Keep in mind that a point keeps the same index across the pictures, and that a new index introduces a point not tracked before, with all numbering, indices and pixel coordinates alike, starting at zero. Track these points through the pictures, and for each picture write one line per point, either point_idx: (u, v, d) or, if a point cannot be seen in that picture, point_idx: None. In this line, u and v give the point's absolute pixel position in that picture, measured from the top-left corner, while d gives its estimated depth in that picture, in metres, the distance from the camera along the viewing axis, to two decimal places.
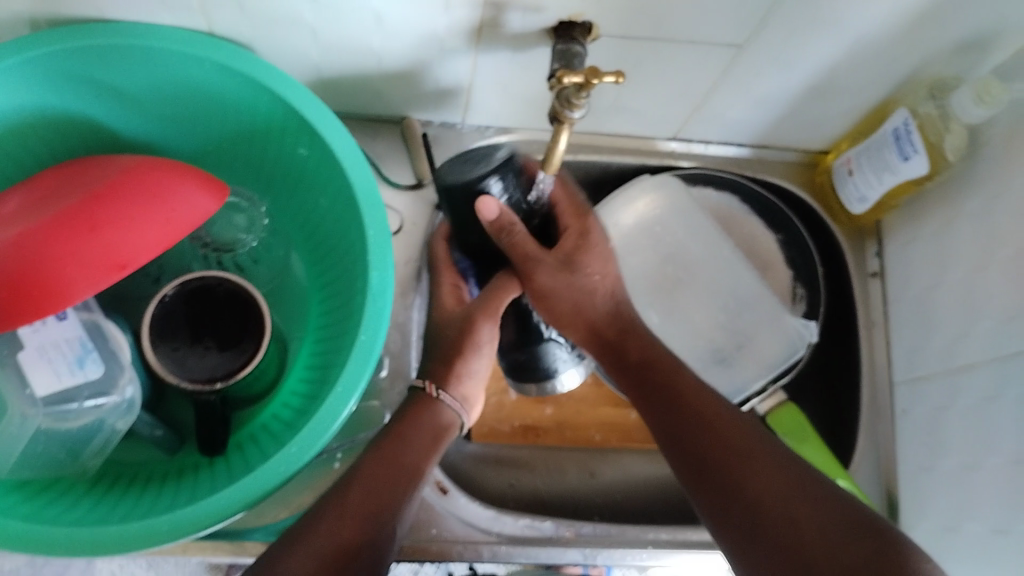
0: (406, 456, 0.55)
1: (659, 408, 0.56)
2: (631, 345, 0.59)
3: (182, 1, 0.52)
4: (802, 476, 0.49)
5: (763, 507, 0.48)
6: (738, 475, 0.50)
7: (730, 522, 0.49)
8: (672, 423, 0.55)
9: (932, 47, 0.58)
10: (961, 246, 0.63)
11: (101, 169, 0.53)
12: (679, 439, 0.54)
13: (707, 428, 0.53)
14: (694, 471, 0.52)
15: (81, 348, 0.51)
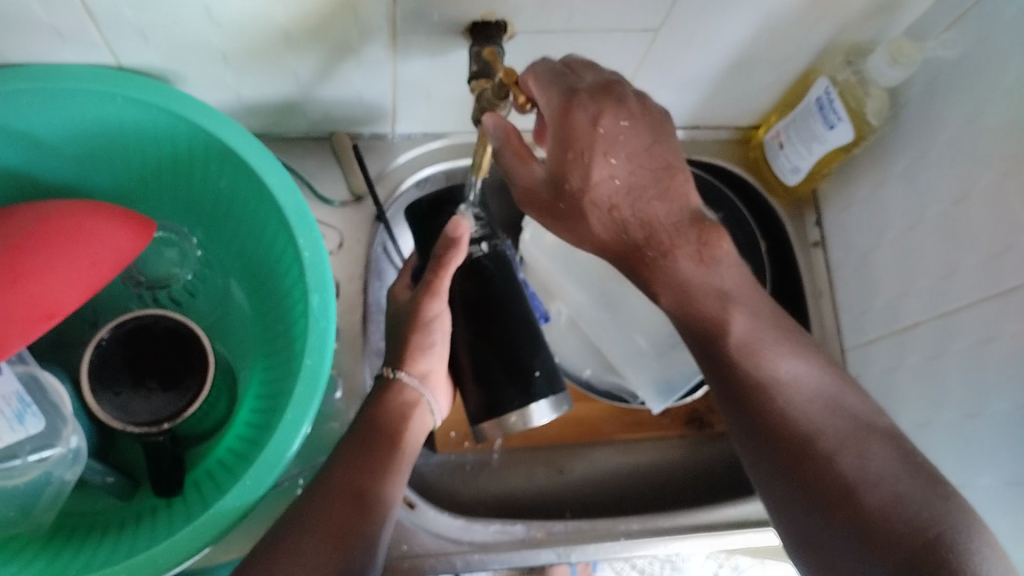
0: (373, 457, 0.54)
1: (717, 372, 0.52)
2: (669, 279, 0.51)
3: (85, 37, 0.51)
4: (841, 420, 0.49)
5: (809, 444, 0.48)
6: (793, 445, 0.48)
7: (802, 497, 0.47)
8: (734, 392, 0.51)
9: (843, 14, 0.59)
10: (895, 206, 0.64)
11: (19, 217, 0.52)
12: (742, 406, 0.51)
13: (765, 397, 0.50)
14: (727, 396, 0.52)
15: (19, 403, 0.49)
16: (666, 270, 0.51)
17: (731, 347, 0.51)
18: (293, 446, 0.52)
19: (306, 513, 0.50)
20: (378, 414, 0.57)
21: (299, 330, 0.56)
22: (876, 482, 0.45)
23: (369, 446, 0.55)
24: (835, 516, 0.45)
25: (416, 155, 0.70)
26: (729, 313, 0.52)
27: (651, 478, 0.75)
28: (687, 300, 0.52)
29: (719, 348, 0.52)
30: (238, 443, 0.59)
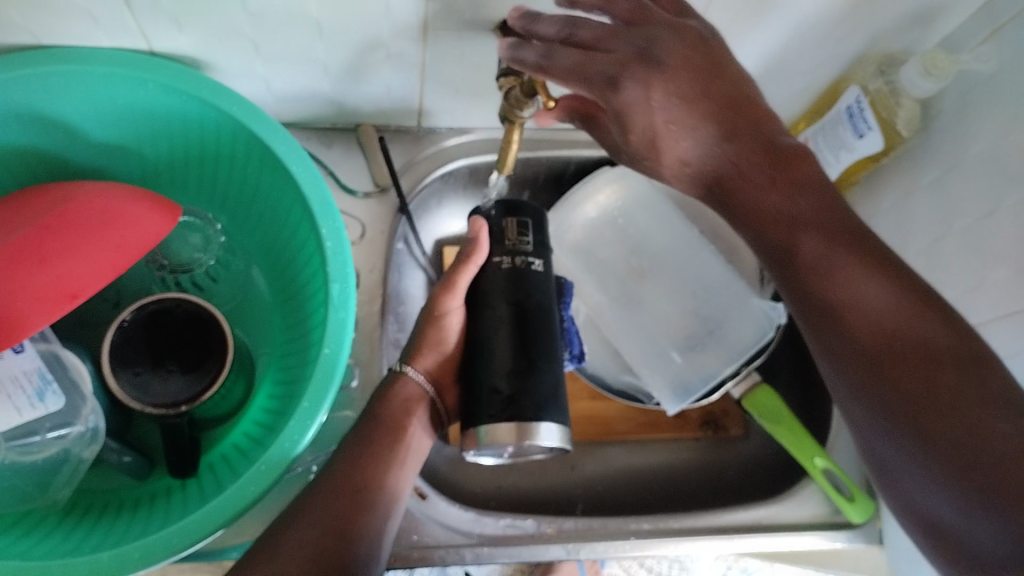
0: (375, 457, 0.53)
1: (800, 293, 0.47)
2: (742, 201, 0.49)
3: (118, 23, 0.51)
4: (929, 342, 0.42)
5: (924, 392, 0.41)
6: (881, 368, 0.43)
7: (889, 428, 0.43)
8: (817, 313, 0.46)
9: (877, 23, 0.58)
10: (923, 218, 0.63)
11: (46, 197, 0.52)
12: (835, 328, 0.45)
13: (837, 304, 0.45)
14: (812, 315, 0.46)
15: (41, 380, 0.50)
16: (750, 197, 0.48)
17: (801, 260, 0.47)
18: (308, 434, 0.52)
19: (301, 514, 0.49)
20: (384, 410, 0.56)
21: (319, 318, 0.57)
22: (969, 412, 0.40)
23: (372, 445, 0.54)
24: (958, 469, 0.39)
25: (441, 148, 0.70)
26: (797, 232, 0.47)
27: (665, 476, 0.74)
28: (762, 229, 0.48)
29: (803, 264, 0.46)
30: (255, 427, 0.59)
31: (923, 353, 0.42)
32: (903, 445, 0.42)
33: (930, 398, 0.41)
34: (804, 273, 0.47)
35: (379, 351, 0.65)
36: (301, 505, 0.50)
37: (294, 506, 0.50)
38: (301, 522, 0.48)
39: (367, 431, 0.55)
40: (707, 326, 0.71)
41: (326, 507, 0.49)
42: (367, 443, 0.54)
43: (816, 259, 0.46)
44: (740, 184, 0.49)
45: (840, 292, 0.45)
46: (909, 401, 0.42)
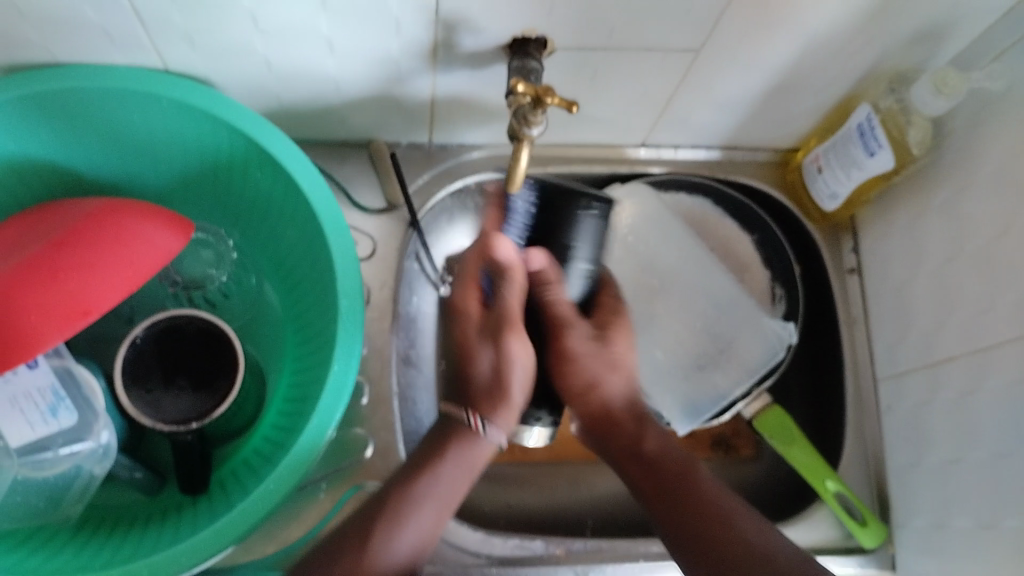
0: (429, 476, 0.54)
1: (666, 477, 0.56)
2: (648, 431, 0.59)
3: (133, 40, 0.52)
4: (773, 551, 0.51)
5: (740, 548, 0.51)
6: (704, 533, 0.52)
7: (703, 572, 0.51)
8: (672, 491, 0.55)
9: (887, 41, 0.58)
10: (934, 237, 0.63)
11: (64, 216, 0.53)
12: (679, 500, 0.54)
13: (692, 487, 0.55)
14: (667, 510, 0.54)
15: (53, 396, 0.50)
16: (625, 435, 0.59)
17: (669, 496, 0.55)
18: (316, 452, 0.52)
19: (344, 544, 0.51)
20: (444, 432, 0.56)
21: (328, 334, 0.57)
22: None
23: (424, 462, 0.55)
24: None
25: (451, 165, 0.70)
26: (694, 468, 0.57)
27: None
28: (664, 453, 0.58)
29: (671, 462, 0.57)
30: (265, 444, 0.59)
31: (748, 572, 0.50)
32: (700, 563, 0.51)
33: (708, 566, 0.51)
34: (655, 489, 0.56)
35: (390, 369, 0.65)
36: (346, 531, 0.52)
37: (341, 532, 0.52)
38: (340, 554, 0.50)
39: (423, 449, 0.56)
40: (718, 345, 0.71)
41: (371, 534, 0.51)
42: (422, 463, 0.55)
43: (670, 502, 0.54)
44: (614, 428, 0.60)
45: (689, 505, 0.54)
46: (711, 543, 0.52)
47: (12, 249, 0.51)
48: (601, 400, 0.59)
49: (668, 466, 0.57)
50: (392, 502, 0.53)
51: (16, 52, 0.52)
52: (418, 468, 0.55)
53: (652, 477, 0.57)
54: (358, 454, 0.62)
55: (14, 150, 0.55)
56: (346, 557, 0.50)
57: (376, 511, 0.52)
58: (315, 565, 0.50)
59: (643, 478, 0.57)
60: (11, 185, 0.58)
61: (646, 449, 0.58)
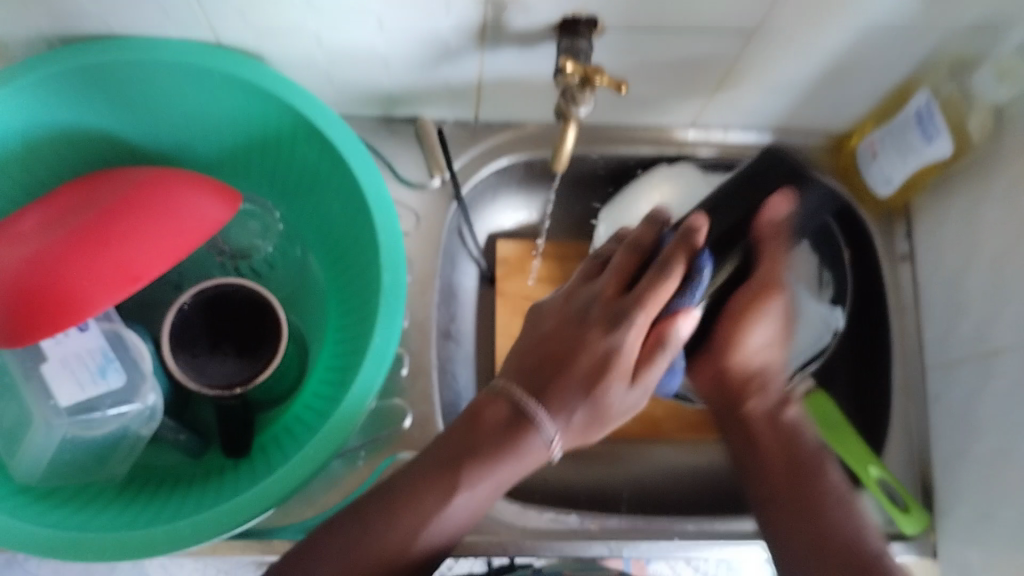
0: (488, 463, 0.50)
1: (796, 456, 0.60)
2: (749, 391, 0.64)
3: (185, 14, 0.52)
4: (841, 510, 0.56)
5: (823, 512, 0.56)
6: (790, 486, 0.58)
7: (786, 522, 0.56)
8: (794, 460, 0.59)
9: (951, 25, 0.56)
10: (992, 227, 0.61)
11: (116, 182, 0.55)
12: (799, 469, 0.59)
13: (795, 447, 0.60)
14: (756, 472, 0.60)
15: (103, 358, 0.52)
16: (725, 347, 0.64)
17: (788, 466, 0.59)
18: (356, 420, 0.53)
19: (397, 495, 0.49)
20: (487, 405, 0.52)
21: (369, 305, 0.58)
22: (834, 533, 0.54)
23: (483, 446, 0.50)
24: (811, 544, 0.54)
25: (496, 142, 0.70)
26: (817, 446, 0.61)
27: (712, 477, 0.73)
28: (771, 414, 0.63)
29: (807, 449, 0.60)
30: (306, 411, 0.60)
31: (818, 538, 0.54)
32: (780, 513, 0.57)
33: (796, 528, 0.55)
34: (786, 453, 0.60)
35: (430, 342, 0.66)
36: (406, 481, 0.50)
37: (399, 482, 0.50)
38: (387, 509, 0.49)
39: (473, 437, 0.51)
40: None
41: (423, 487, 0.49)
42: (474, 441, 0.50)
43: (788, 464, 0.59)
44: (734, 390, 0.64)
45: (815, 481, 0.58)
46: (813, 518, 0.55)
47: (67, 214, 0.53)
48: (759, 388, 0.64)
49: (782, 443, 0.61)
50: (455, 464, 0.50)
51: (74, 24, 0.53)
52: (473, 440, 0.50)
53: (793, 448, 0.60)
54: (395, 424, 0.63)
55: (69, 120, 0.57)
56: (395, 511, 0.48)
57: (435, 463, 0.51)
58: (353, 526, 0.48)
59: (771, 435, 0.62)
60: (68, 154, 0.59)
61: (764, 428, 0.62)
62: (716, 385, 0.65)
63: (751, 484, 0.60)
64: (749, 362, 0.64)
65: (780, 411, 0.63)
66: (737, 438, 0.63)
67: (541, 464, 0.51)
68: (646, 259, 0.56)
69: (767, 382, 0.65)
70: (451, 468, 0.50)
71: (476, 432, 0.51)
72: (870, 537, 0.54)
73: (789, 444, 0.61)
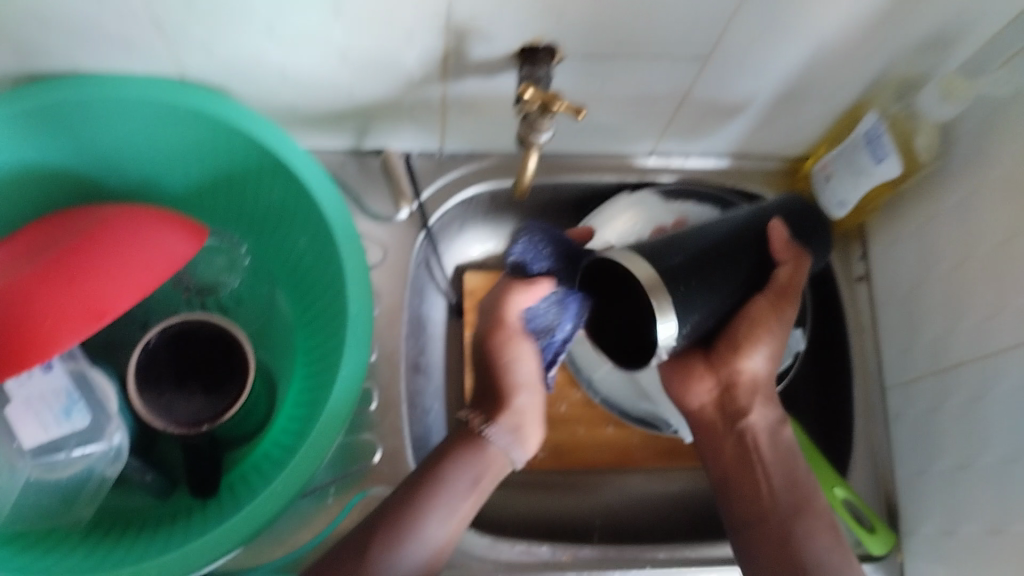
0: (457, 468, 0.56)
1: (788, 481, 0.58)
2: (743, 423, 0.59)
3: (150, 49, 0.53)
4: (808, 553, 0.54)
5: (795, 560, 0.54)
6: (761, 519, 0.56)
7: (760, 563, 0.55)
8: (787, 484, 0.57)
9: (895, 48, 0.58)
10: (942, 244, 0.63)
11: (80, 220, 0.55)
12: (794, 499, 0.57)
13: (765, 475, 0.58)
14: (729, 499, 0.58)
15: (67, 399, 0.51)
16: (702, 384, 0.59)
17: (784, 498, 0.57)
18: (325, 452, 0.53)
19: (378, 520, 0.53)
20: (460, 439, 0.58)
21: (338, 337, 0.58)
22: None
23: (453, 453, 0.57)
24: None
25: (461, 173, 0.71)
26: (796, 472, 0.58)
27: (682, 503, 0.74)
28: (744, 436, 0.59)
29: (802, 473, 0.58)
30: (275, 448, 0.60)
31: (795, 569, 0.54)
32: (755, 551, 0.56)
33: (782, 559, 0.54)
34: (786, 479, 0.58)
35: (399, 374, 0.65)
36: (392, 503, 0.54)
37: (386, 504, 0.55)
38: (370, 535, 0.53)
39: (446, 448, 0.57)
40: None
41: (409, 501, 0.54)
42: (447, 454, 0.57)
43: (781, 485, 0.57)
44: (727, 411, 0.59)
45: (800, 506, 0.57)
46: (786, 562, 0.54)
47: (31, 253, 0.52)
48: (769, 397, 0.59)
49: (777, 466, 0.58)
50: (427, 480, 0.55)
51: (36, 61, 0.53)
52: (446, 454, 0.57)
53: (786, 467, 0.58)
54: (365, 459, 0.62)
55: (31, 158, 0.56)
56: (381, 531, 0.53)
57: (420, 477, 0.56)
58: (343, 549, 0.52)
59: (768, 453, 0.58)
60: (31, 193, 0.59)
61: (760, 448, 0.58)
62: (715, 397, 0.59)
63: (731, 505, 0.58)
64: (755, 377, 0.58)
65: (779, 428, 0.59)
66: (716, 451, 0.60)
67: (497, 469, 0.57)
68: (698, 275, 0.53)
69: (770, 396, 0.59)
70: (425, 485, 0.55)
71: (451, 444, 0.57)
72: (847, 569, 0.54)
73: (761, 468, 0.58)
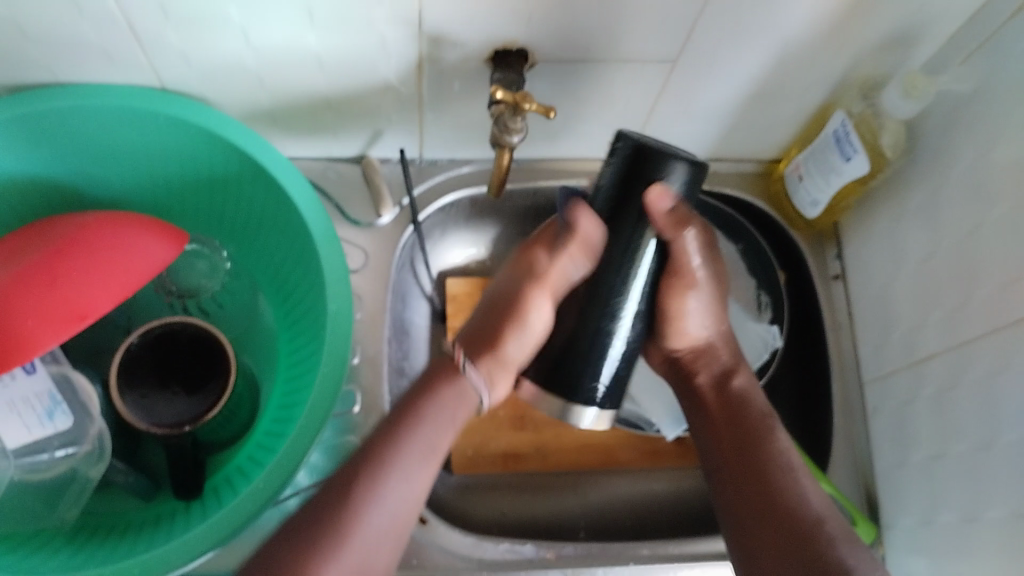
0: (417, 422, 0.51)
1: (742, 423, 0.57)
2: (703, 377, 0.60)
3: (131, 60, 0.54)
4: (773, 461, 0.54)
5: (761, 470, 0.54)
6: (732, 449, 0.56)
7: (727, 473, 0.55)
8: (740, 429, 0.56)
9: (859, 47, 0.60)
10: (910, 240, 0.64)
11: (62, 226, 0.56)
12: (745, 437, 0.56)
13: (733, 401, 0.58)
14: (717, 451, 0.57)
15: (50, 401, 0.53)
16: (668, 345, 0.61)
17: (741, 425, 0.57)
18: (307, 452, 0.54)
19: (337, 499, 0.47)
20: (436, 379, 0.54)
21: (318, 340, 0.59)
22: (766, 464, 0.54)
23: (420, 401, 0.52)
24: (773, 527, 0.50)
25: (441, 180, 0.72)
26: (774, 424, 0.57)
27: (667, 503, 0.74)
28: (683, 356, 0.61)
29: (754, 416, 0.57)
30: (257, 451, 0.60)
31: (772, 508, 0.51)
32: (721, 480, 0.56)
33: (756, 512, 0.52)
34: (732, 436, 0.57)
35: (381, 376, 0.66)
36: (344, 470, 0.49)
37: (341, 470, 0.49)
38: (344, 492, 0.47)
39: (415, 393, 0.53)
40: None
41: (355, 495, 0.47)
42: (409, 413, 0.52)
43: (734, 437, 0.56)
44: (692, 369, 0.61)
45: (756, 455, 0.54)
46: (761, 488, 0.52)
47: (14, 256, 0.53)
48: (711, 358, 0.61)
49: (733, 409, 0.58)
50: (386, 442, 0.50)
51: (22, 74, 0.55)
52: (405, 414, 0.52)
53: (738, 425, 0.57)
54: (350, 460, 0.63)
55: (17, 168, 0.58)
56: (344, 501, 0.47)
57: (368, 452, 0.50)
58: (306, 521, 0.46)
59: (716, 407, 0.59)
60: (15, 200, 0.60)
61: (721, 401, 0.59)
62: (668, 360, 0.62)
63: (710, 454, 0.57)
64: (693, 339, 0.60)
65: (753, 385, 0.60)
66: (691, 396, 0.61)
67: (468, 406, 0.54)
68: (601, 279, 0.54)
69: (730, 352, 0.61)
70: (387, 444, 0.50)
71: (405, 415, 0.52)
72: (810, 506, 0.51)
73: (741, 404, 0.58)
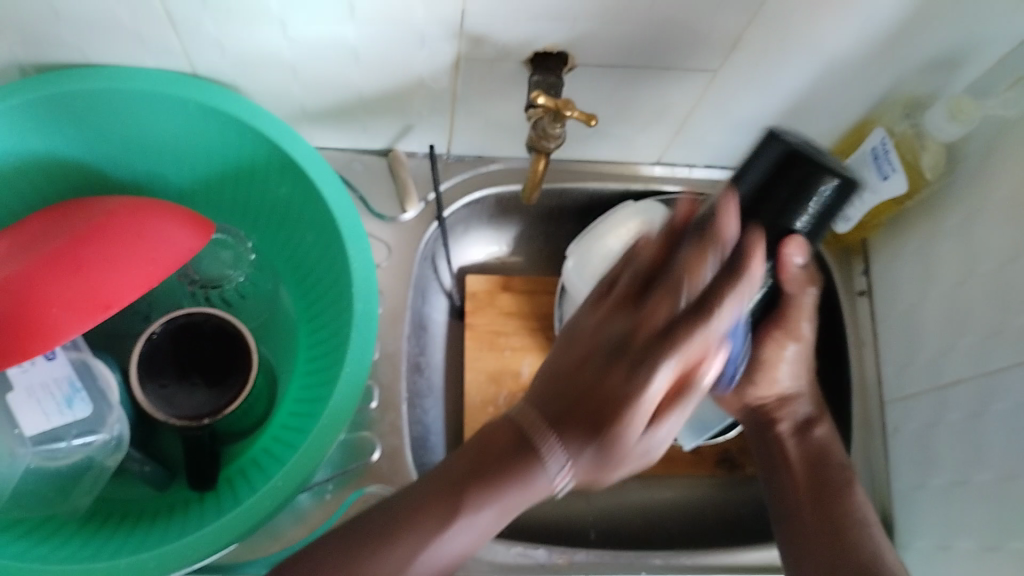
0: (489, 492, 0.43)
1: (815, 470, 0.57)
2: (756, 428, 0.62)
3: (161, 44, 0.53)
4: (835, 494, 0.56)
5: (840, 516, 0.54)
6: (817, 493, 0.56)
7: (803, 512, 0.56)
8: (818, 478, 0.57)
9: (905, 65, 0.59)
10: (945, 262, 0.63)
11: (87, 211, 0.55)
12: (821, 490, 0.56)
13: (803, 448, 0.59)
14: (807, 496, 0.56)
15: (69, 388, 0.53)
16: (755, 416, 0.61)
17: (815, 472, 0.57)
18: (325, 451, 0.53)
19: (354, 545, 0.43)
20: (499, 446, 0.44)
21: (342, 336, 0.58)
22: (840, 506, 0.55)
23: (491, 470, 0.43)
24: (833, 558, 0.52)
25: (468, 177, 0.71)
26: (846, 470, 0.57)
27: (680, 512, 0.74)
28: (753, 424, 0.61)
29: (831, 463, 0.57)
30: (274, 442, 0.60)
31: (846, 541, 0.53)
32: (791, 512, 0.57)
33: (820, 542, 0.54)
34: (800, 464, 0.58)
35: (400, 373, 0.65)
36: (396, 499, 0.45)
37: (363, 531, 0.44)
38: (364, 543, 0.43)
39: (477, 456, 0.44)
40: None
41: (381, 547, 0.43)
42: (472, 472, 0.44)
43: (810, 486, 0.56)
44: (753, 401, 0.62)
45: (833, 510, 0.55)
46: (826, 520, 0.54)
47: (41, 237, 0.53)
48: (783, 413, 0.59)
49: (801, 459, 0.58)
50: (454, 497, 0.44)
51: (51, 54, 0.54)
52: (470, 474, 0.44)
53: (810, 461, 0.58)
54: (364, 457, 0.62)
55: (40, 147, 0.57)
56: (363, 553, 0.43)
57: (414, 508, 0.44)
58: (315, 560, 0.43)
59: (794, 452, 0.58)
60: (39, 181, 0.59)
61: (806, 455, 0.58)
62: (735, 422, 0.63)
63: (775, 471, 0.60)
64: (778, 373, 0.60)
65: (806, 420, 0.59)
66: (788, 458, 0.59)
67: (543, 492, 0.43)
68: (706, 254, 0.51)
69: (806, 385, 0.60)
70: (453, 503, 0.44)
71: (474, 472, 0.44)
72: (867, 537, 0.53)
73: (832, 476, 0.57)
